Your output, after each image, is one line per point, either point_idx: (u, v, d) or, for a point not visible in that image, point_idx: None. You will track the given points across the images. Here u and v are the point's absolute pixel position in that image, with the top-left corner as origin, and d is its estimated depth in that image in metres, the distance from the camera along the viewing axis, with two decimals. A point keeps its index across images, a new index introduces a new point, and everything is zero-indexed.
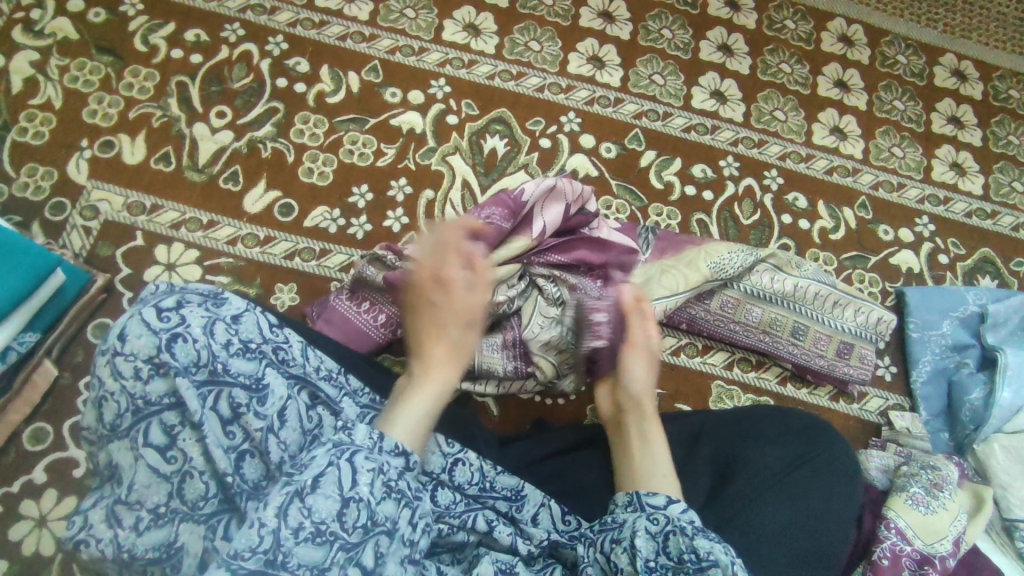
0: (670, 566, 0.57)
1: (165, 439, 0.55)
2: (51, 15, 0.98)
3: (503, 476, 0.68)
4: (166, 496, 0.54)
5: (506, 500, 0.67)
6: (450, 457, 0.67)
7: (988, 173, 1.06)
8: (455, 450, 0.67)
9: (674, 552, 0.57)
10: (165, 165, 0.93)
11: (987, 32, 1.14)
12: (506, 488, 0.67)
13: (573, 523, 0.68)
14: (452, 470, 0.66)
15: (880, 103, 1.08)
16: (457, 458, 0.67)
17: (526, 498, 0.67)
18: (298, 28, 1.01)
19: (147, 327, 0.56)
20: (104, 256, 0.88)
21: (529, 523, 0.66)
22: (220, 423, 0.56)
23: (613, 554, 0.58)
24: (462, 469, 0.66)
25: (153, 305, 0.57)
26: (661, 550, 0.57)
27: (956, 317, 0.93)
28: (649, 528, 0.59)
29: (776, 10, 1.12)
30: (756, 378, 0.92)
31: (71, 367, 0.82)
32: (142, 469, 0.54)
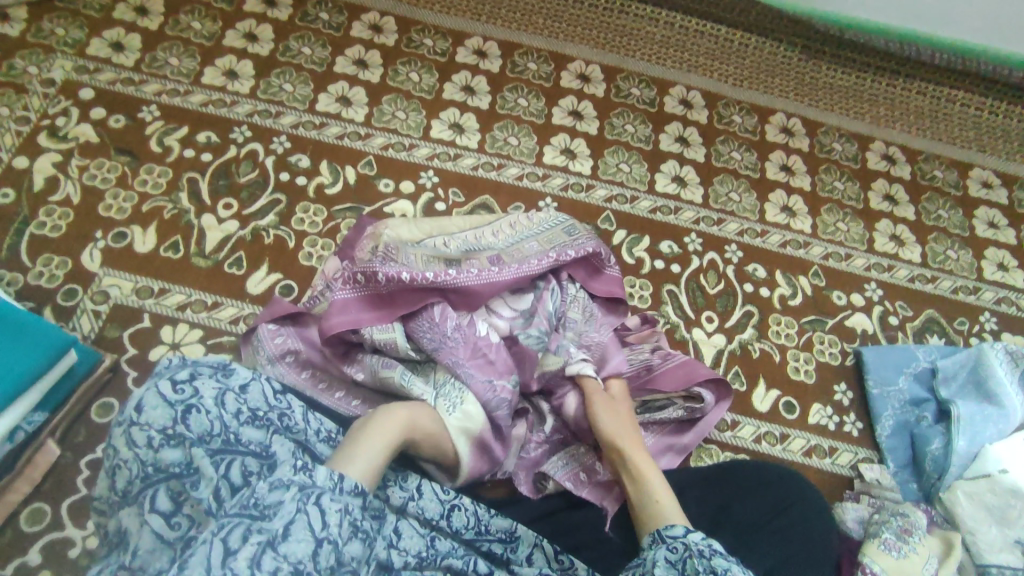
0: None
1: (170, 505, 0.58)
2: (75, 122, 1.08)
3: (497, 519, 0.74)
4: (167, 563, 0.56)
5: (500, 543, 0.73)
6: (447, 504, 0.73)
7: (925, 243, 1.18)
8: (451, 496, 0.74)
9: (691, 572, 0.61)
10: (173, 252, 1.00)
11: (908, 122, 1.31)
12: (501, 530, 0.74)
13: (566, 562, 0.73)
14: (450, 515, 0.72)
15: (823, 184, 1.22)
16: (454, 504, 0.73)
17: (519, 539, 0.74)
18: (300, 130, 1.13)
19: (163, 399, 0.61)
20: (112, 338, 0.92)
21: (523, 563, 0.73)
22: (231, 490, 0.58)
23: None
24: (459, 514, 0.73)
25: (169, 379, 0.63)
26: (681, 574, 0.62)
27: (910, 373, 1.01)
28: (669, 557, 0.64)
29: (724, 106, 1.27)
30: (732, 437, 0.97)
31: (73, 446, 0.85)
32: (146, 534, 0.57)
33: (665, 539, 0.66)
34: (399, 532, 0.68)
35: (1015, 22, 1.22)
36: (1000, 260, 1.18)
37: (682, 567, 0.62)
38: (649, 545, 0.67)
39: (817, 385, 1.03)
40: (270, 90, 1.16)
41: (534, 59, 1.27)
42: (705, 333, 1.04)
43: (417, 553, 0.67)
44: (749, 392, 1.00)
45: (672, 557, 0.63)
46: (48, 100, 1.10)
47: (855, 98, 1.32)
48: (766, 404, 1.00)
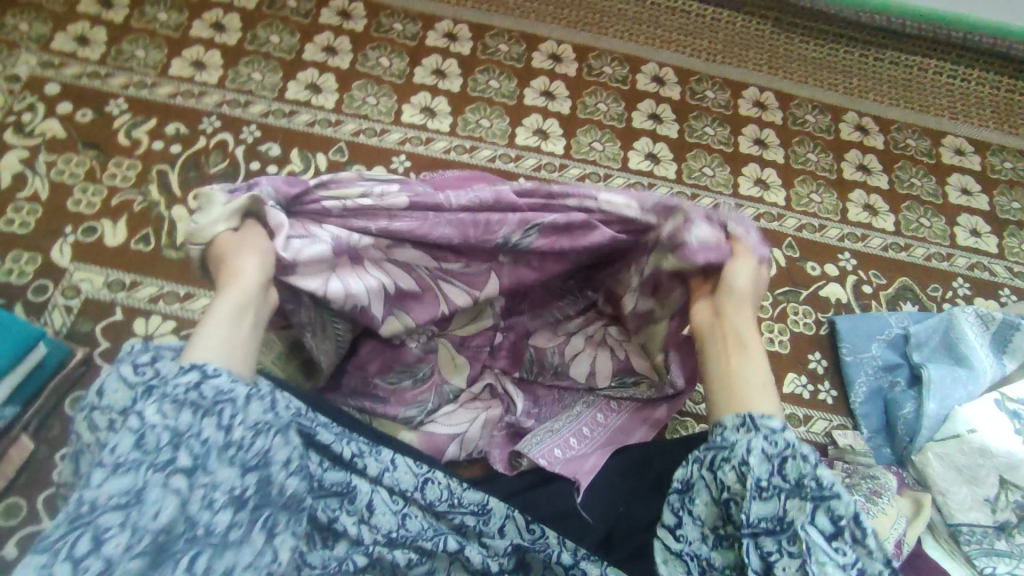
0: (782, 488, 0.57)
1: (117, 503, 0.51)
2: (42, 117, 1.08)
3: (469, 492, 0.75)
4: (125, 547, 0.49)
5: (473, 515, 0.74)
6: (421, 477, 0.74)
7: (898, 212, 1.19)
8: (424, 470, 0.74)
9: (789, 475, 0.57)
10: (145, 245, 0.99)
11: (881, 92, 1.31)
12: (472, 504, 0.74)
13: (537, 531, 0.75)
14: (423, 489, 0.73)
15: (796, 156, 1.22)
16: (426, 478, 0.74)
17: (491, 511, 0.75)
18: (270, 118, 1.13)
19: (126, 386, 0.58)
20: (84, 332, 0.92)
21: (495, 535, 0.74)
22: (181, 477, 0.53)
23: (721, 471, 0.60)
24: (433, 487, 0.74)
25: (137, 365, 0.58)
26: (775, 471, 0.58)
27: (882, 340, 1.02)
28: (767, 449, 0.58)
29: (697, 83, 1.27)
30: (707, 408, 0.98)
31: (48, 441, 0.85)
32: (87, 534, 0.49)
33: (757, 430, 0.59)
34: (371, 508, 0.70)
35: None
36: (973, 227, 1.19)
37: (778, 468, 0.57)
38: (736, 429, 0.61)
39: (792, 355, 1.04)
40: (240, 80, 1.16)
41: (505, 41, 1.26)
42: None
43: (388, 531, 0.70)
44: None
45: (770, 448, 0.58)
46: (13, 96, 1.09)
47: (828, 70, 1.32)
48: None
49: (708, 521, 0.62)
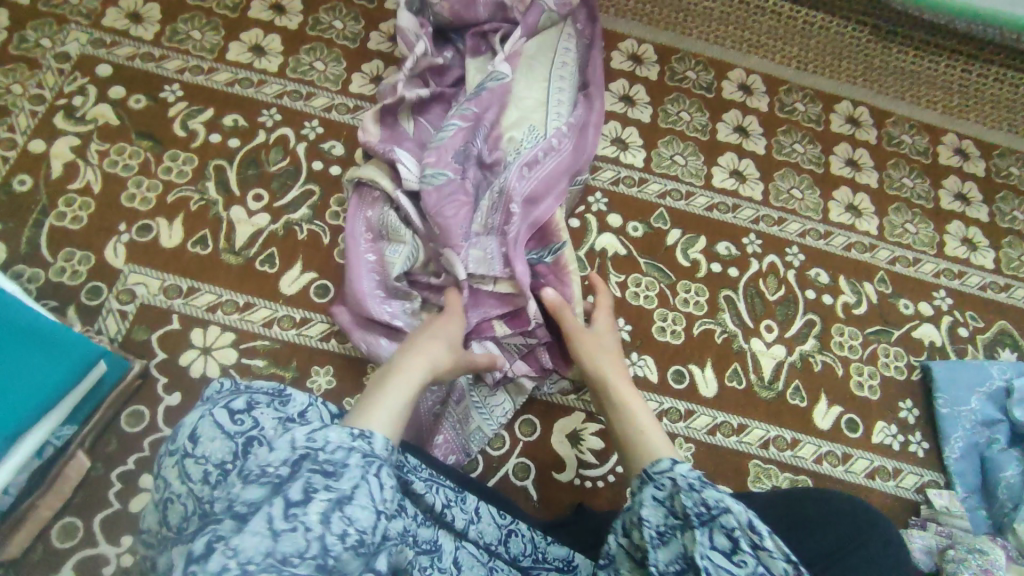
0: (678, 526, 0.55)
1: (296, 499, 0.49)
2: (93, 102, 1.01)
3: (553, 547, 0.72)
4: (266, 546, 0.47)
5: (557, 571, 0.71)
6: (505, 529, 0.71)
7: (998, 248, 1.10)
8: (508, 522, 0.72)
9: (678, 511, 0.54)
10: (202, 248, 0.94)
11: (984, 111, 1.22)
12: (557, 559, 0.71)
13: None
14: (507, 541, 0.70)
15: (891, 181, 1.13)
16: (511, 529, 0.72)
17: (578, 569, 0.71)
18: (333, 113, 1.05)
19: (221, 430, 0.55)
20: (140, 341, 0.87)
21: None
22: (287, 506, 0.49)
23: (631, 530, 0.59)
24: (517, 541, 0.71)
25: (225, 407, 0.56)
26: (668, 513, 0.56)
27: (983, 393, 0.95)
28: (656, 495, 0.57)
29: (786, 93, 1.18)
30: (792, 457, 0.92)
31: (103, 457, 0.81)
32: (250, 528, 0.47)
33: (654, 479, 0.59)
34: (459, 565, 0.66)
35: None
36: None
37: (670, 505, 0.56)
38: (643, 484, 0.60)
39: (882, 401, 0.97)
40: (300, 67, 1.08)
41: None
42: (764, 344, 0.98)
43: None
44: (809, 409, 0.95)
45: (663, 492, 0.57)
46: (63, 77, 1.02)
47: (928, 85, 1.22)
48: (827, 421, 0.95)
49: (625, 570, 0.59)
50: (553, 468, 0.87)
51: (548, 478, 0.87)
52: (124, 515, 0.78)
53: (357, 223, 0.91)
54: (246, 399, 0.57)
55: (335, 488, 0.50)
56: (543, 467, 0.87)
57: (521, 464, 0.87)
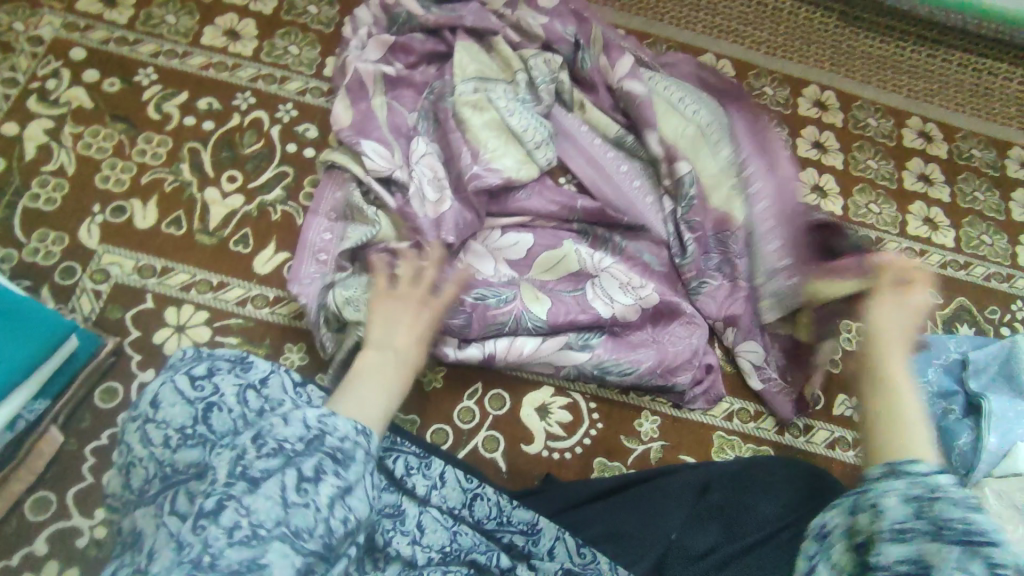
0: (924, 535, 0.48)
1: (309, 476, 0.53)
2: (67, 85, 1.02)
3: (518, 511, 0.74)
4: (275, 518, 0.50)
5: (522, 535, 0.73)
6: (470, 493, 0.74)
7: (959, 227, 1.13)
8: (473, 486, 0.75)
9: (930, 520, 0.48)
10: (176, 229, 0.95)
11: (949, 96, 1.24)
12: (522, 522, 0.73)
13: (588, 555, 0.73)
14: (471, 505, 0.74)
15: (856, 162, 1.16)
16: (476, 494, 0.75)
17: (541, 532, 0.73)
18: (307, 96, 1.06)
19: (181, 395, 0.60)
20: (114, 319, 0.88)
21: (545, 557, 0.72)
22: (298, 481, 0.52)
23: (855, 511, 0.52)
24: (481, 504, 0.74)
25: (186, 372, 0.61)
26: (919, 516, 0.48)
27: (939, 365, 0.99)
28: (907, 493, 0.49)
29: (755, 78, 1.21)
30: (755, 429, 0.95)
31: (76, 433, 0.82)
32: (263, 496, 0.51)
33: (905, 474, 0.51)
34: (422, 527, 0.68)
35: None
36: None
37: (921, 512, 0.48)
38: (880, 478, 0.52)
39: (844, 375, 1.00)
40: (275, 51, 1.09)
41: None
42: None
43: (440, 548, 0.67)
44: None
45: (914, 489, 0.49)
46: (36, 61, 1.03)
47: (895, 70, 1.24)
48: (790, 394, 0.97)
49: (836, 552, 0.53)
50: (521, 440, 0.90)
51: (517, 449, 0.89)
52: (96, 489, 0.80)
53: (324, 201, 0.95)
54: (207, 365, 0.62)
55: (340, 476, 0.54)
56: (513, 439, 0.90)
57: (490, 436, 0.89)
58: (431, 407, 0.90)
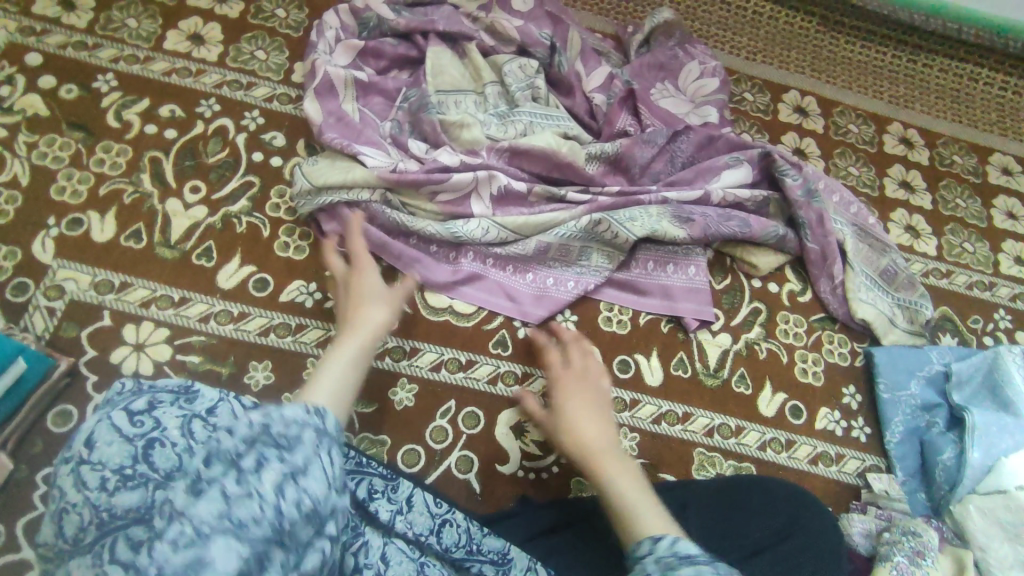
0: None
1: (250, 464, 0.47)
2: (21, 92, 0.97)
3: (489, 538, 0.71)
4: (214, 517, 0.45)
5: (492, 565, 0.69)
6: (439, 519, 0.71)
7: (941, 235, 1.11)
8: (442, 512, 0.71)
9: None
10: (135, 242, 0.91)
11: (929, 102, 1.23)
12: (492, 551, 0.70)
13: None
14: (439, 532, 0.70)
15: (837, 169, 1.14)
16: (444, 519, 0.71)
17: (513, 562, 0.70)
18: (274, 103, 1.03)
19: (118, 434, 0.55)
20: (69, 338, 0.84)
21: None
22: (234, 474, 0.47)
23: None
24: (450, 530, 0.70)
25: (124, 409, 0.57)
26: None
27: (923, 377, 0.97)
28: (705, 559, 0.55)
29: (735, 83, 1.18)
30: (736, 444, 0.92)
31: (26, 459, 0.78)
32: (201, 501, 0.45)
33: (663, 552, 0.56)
34: (386, 560, 0.63)
35: None
36: (1019, 254, 1.12)
37: None
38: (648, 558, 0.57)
39: (826, 387, 0.98)
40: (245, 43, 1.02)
41: None
42: (710, 333, 0.98)
43: None
44: (754, 396, 0.96)
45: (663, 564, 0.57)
46: None
47: (875, 75, 1.23)
48: (772, 408, 0.95)
49: None
50: (497, 460, 0.86)
51: (491, 469, 0.86)
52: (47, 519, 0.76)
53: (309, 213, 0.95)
54: (147, 399, 0.57)
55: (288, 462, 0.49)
56: (488, 458, 0.86)
57: (464, 456, 0.86)
58: (401, 426, 0.86)
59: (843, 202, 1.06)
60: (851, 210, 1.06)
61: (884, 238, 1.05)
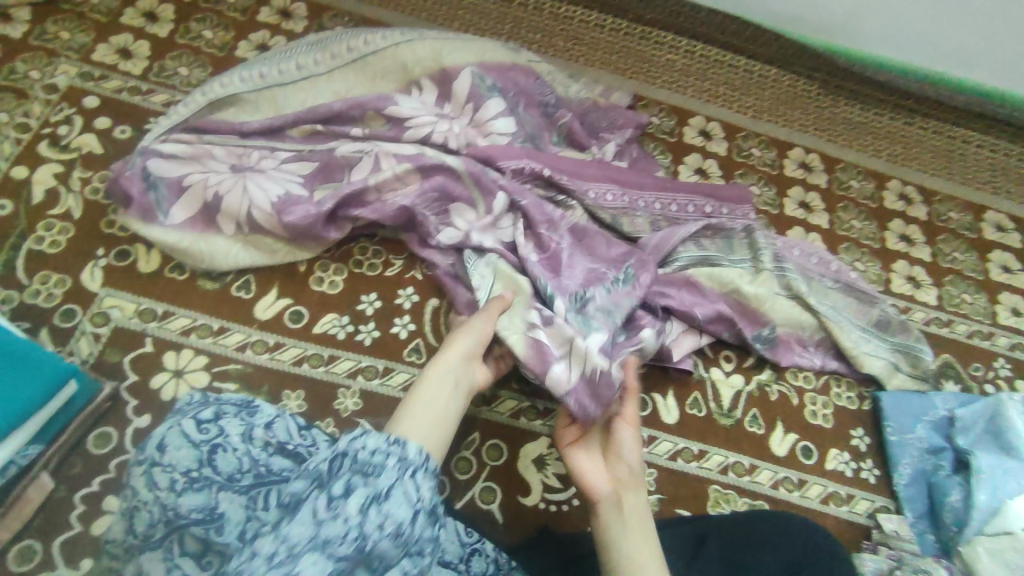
0: None
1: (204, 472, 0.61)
2: (78, 131, 1.04)
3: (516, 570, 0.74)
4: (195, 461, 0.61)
5: None
6: (470, 548, 0.74)
7: (941, 285, 1.17)
8: (472, 541, 0.75)
9: None
10: (179, 273, 0.95)
11: (925, 161, 1.30)
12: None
13: None
14: (470, 560, 0.73)
15: (841, 223, 1.20)
16: (474, 550, 0.74)
17: None
18: None
19: (186, 439, 0.62)
20: (113, 364, 0.89)
21: None
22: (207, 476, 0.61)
23: None
24: (479, 559, 0.74)
25: (192, 418, 0.63)
26: None
27: (928, 422, 1.00)
28: None
29: (743, 139, 1.26)
30: (750, 482, 0.95)
31: (68, 480, 0.81)
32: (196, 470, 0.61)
33: None
34: None
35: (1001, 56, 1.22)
36: (1014, 305, 1.18)
37: None
38: None
39: (835, 429, 1.01)
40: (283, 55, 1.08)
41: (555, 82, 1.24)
42: (723, 373, 1.02)
43: None
44: (766, 436, 0.99)
45: None
46: (49, 107, 1.05)
47: (875, 135, 1.31)
48: (783, 448, 0.98)
49: None
50: (519, 492, 0.90)
51: (514, 501, 0.89)
52: (85, 538, 0.79)
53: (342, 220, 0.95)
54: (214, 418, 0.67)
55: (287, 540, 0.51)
56: (511, 489, 0.90)
57: (487, 487, 0.89)
58: None
59: (824, 262, 1.09)
60: (833, 267, 1.09)
61: (869, 290, 1.07)
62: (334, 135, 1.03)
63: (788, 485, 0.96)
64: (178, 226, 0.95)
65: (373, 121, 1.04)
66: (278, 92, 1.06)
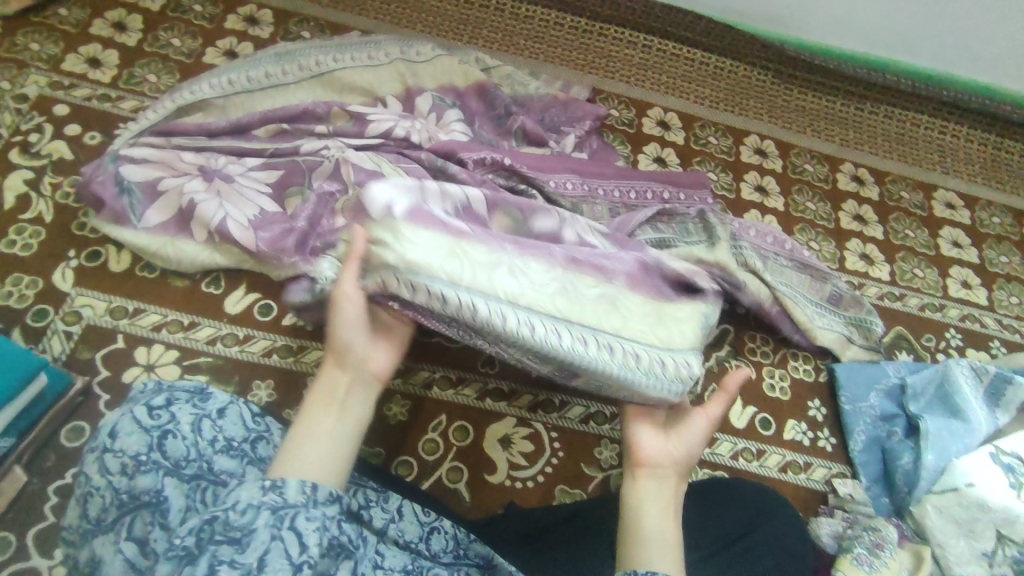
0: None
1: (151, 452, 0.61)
2: (49, 138, 1.07)
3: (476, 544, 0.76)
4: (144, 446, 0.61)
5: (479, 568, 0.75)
6: (428, 527, 0.76)
7: (893, 262, 1.21)
8: (431, 520, 0.76)
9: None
10: (149, 272, 0.98)
11: (876, 144, 1.35)
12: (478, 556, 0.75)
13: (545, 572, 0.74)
14: (429, 539, 0.75)
15: (796, 205, 1.25)
16: (433, 527, 0.76)
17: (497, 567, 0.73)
18: None
19: (137, 424, 0.62)
20: (85, 360, 0.91)
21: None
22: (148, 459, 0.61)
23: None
24: (438, 537, 0.75)
25: (143, 404, 0.63)
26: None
27: (880, 390, 1.04)
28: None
29: (700, 128, 1.30)
30: (710, 454, 0.98)
31: (40, 472, 0.83)
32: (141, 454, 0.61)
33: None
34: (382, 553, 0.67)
35: (939, 42, 1.29)
36: (964, 278, 1.22)
37: None
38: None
39: (793, 401, 1.05)
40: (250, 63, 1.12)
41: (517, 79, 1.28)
42: None
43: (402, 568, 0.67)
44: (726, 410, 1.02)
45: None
46: (20, 116, 1.08)
47: (827, 121, 1.35)
48: (743, 420, 1.02)
49: None
50: (485, 471, 0.92)
51: (480, 480, 0.92)
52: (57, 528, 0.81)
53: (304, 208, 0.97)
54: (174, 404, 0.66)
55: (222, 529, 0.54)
56: (477, 468, 0.92)
57: (454, 468, 0.92)
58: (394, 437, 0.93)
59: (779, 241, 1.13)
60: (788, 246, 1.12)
61: (822, 267, 1.11)
62: (299, 133, 1.06)
63: (748, 456, 0.99)
64: (150, 229, 0.97)
65: (337, 119, 1.08)
66: (245, 97, 1.10)
